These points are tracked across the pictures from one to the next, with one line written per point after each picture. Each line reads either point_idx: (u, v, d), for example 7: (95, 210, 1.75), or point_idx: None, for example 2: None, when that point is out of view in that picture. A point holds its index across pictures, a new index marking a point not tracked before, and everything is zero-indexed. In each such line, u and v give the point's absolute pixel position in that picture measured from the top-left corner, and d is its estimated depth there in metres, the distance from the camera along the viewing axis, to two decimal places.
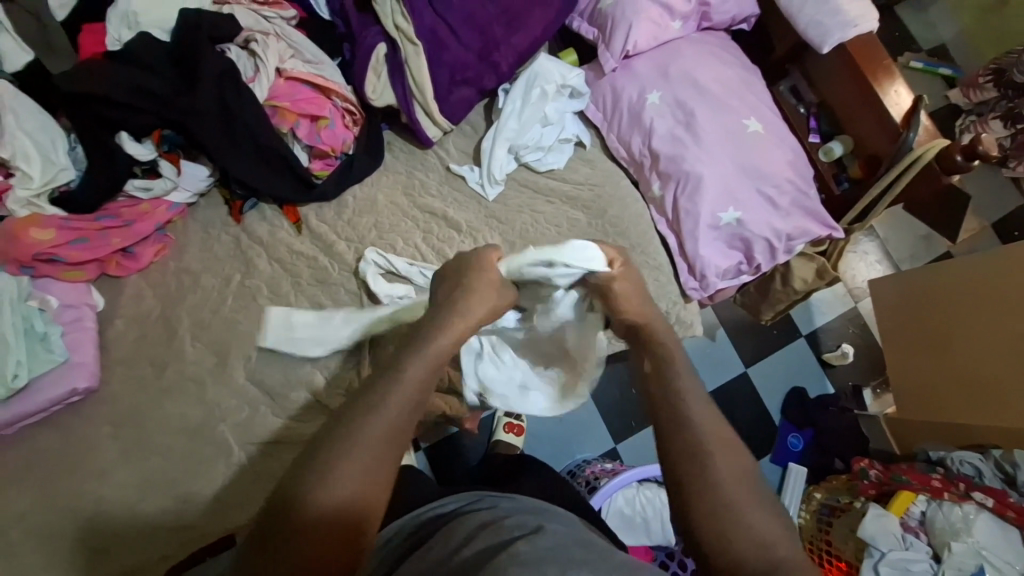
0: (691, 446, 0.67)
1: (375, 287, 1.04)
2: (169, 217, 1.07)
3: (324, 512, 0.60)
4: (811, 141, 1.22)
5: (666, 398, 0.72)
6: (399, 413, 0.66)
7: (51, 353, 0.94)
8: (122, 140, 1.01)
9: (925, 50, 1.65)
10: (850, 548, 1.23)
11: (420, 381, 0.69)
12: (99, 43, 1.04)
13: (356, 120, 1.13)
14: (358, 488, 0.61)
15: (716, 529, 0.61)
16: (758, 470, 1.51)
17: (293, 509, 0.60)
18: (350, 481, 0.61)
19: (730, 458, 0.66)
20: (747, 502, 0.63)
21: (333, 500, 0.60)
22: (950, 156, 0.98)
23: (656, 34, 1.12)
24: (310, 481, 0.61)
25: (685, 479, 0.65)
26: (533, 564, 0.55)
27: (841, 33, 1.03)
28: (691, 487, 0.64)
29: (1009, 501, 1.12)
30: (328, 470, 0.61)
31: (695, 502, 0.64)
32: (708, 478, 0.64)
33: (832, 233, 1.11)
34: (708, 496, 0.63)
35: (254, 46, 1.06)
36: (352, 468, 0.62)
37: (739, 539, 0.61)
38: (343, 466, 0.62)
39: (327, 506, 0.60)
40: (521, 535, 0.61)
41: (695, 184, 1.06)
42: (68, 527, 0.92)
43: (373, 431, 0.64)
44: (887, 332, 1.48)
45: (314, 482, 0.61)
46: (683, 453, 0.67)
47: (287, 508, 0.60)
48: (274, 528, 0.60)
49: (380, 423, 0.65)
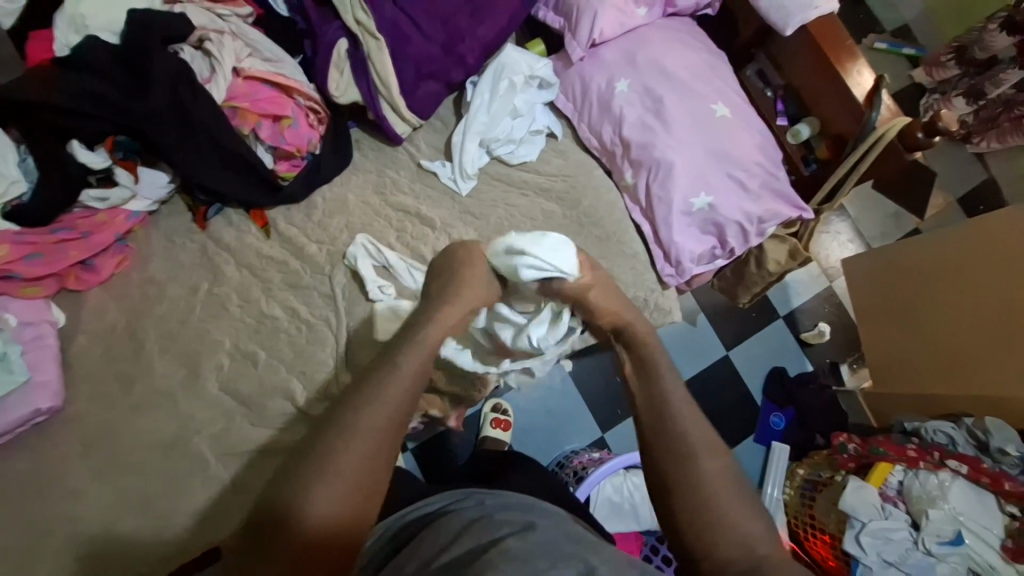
0: (681, 446, 0.68)
1: (364, 277, 1.03)
2: (129, 227, 1.04)
3: (312, 530, 0.59)
4: (780, 124, 1.24)
5: (656, 385, 0.73)
6: (386, 411, 0.66)
7: (11, 373, 0.90)
8: (74, 149, 0.96)
9: (888, 30, 1.67)
10: (833, 521, 1.26)
11: (396, 394, 0.67)
12: (47, 50, 1.00)
13: (320, 118, 1.10)
14: (341, 493, 0.61)
15: (700, 527, 0.63)
16: (742, 451, 1.54)
17: (282, 527, 0.59)
18: (337, 495, 0.61)
19: (710, 452, 0.68)
20: (730, 497, 0.65)
21: (320, 516, 0.60)
22: (912, 134, 1.00)
23: (622, 21, 1.12)
24: (293, 497, 0.60)
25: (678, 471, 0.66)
26: (525, 557, 0.55)
27: (802, 14, 1.03)
28: (686, 477, 0.66)
29: (983, 467, 1.14)
30: (311, 486, 0.60)
31: (688, 500, 0.65)
32: (691, 474, 0.66)
33: (802, 213, 1.12)
34: (691, 494, 0.65)
35: (209, 46, 1.03)
36: (336, 483, 0.61)
37: (726, 517, 0.63)
38: (327, 480, 0.61)
39: (314, 523, 0.59)
40: (516, 530, 0.61)
41: (667, 171, 1.06)
42: (37, 554, 0.89)
43: (357, 434, 0.63)
44: (860, 309, 1.51)
45: (298, 499, 0.60)
46: (671, 454, 0.68)
47: (272, 527, 0.59)
48: (260, 547, 0.59)
49: (356, 434, 0.63)
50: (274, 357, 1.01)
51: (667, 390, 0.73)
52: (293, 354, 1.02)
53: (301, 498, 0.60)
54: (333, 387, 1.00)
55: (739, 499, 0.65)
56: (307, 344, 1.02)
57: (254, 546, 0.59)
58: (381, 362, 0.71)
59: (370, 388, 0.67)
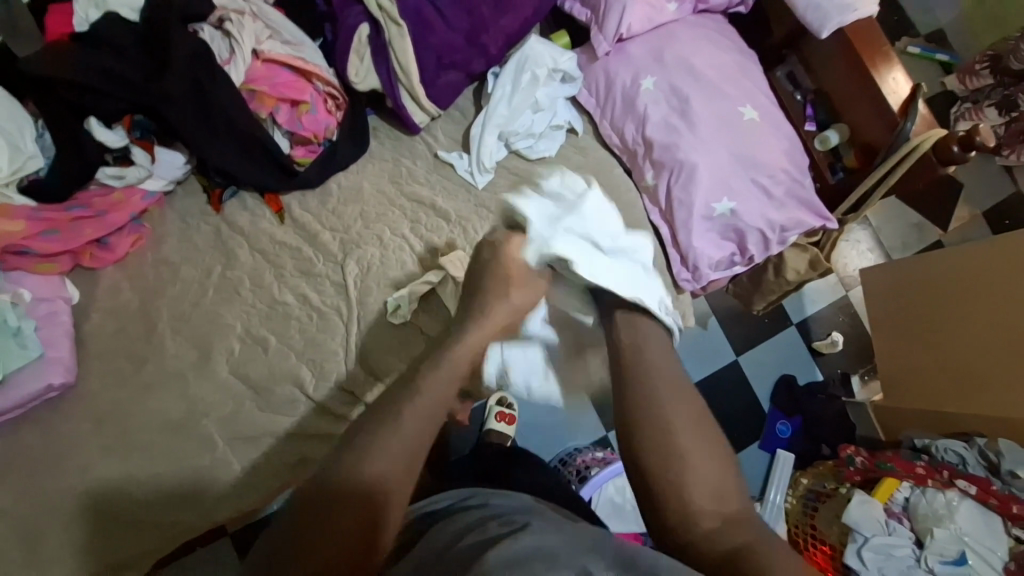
0: (653, 408, 0.70)
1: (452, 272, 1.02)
2: (144, 207, 1.04)
3: (366, 487, 0.61)
4: (807, 129, 1.19)
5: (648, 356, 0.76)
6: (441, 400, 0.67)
7: (24, 350, 0.91)
8: (92, 126, 0.96)
9: (923, 34, 1.61)
10: (835, 533, 1.26)
11: (447, 388, 0.71)
12: (68, 24, 0.98)
13: (338, 104, 1.09)
14: (390, 464, 0.63)
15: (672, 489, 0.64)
16: (746, 458, 1.52)
17: (341, 498, 0.60)
18: (391, 461, 0.63)
19: (676, 407, 0.70)
20: (700, 451, 0.67)
21: (376, 475, 0.62)
22: (946, 146, 0.97)
23: (650, 16, 1.08)
24: (355, 463, 0.62)
25: (660, 451, 0.67)
26: (516, 563, 0.54)
27: (839, 16, 0.99)
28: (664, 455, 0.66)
29: (992, 489, 1.12)
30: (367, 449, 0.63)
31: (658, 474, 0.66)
32: (665, 421, 0.68)
33: (826, 223, 1.09)
34: (660, 458, 0.66)
35: (229, 27, 1.01)
36: (388, 458, 0.63)
37: (705, 495, 0.64)
38: (380, 446, 0.63)
39: (372, 482, 0.61)
40: (508, 534, 0.59)
41: (689, 173, 1.04)
42: (47, 526, 0.90)
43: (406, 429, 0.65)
44: (878, 321, 1.48)
45: (355, 460, 0.62)
46: (645, 411, 0.69)
47: (329, 496, 0.60)
48: (311, 523, 0.59)
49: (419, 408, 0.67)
50: (284, 344, 1.01)
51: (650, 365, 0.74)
52: (303, 342, 1.02)
53: (359, 466, 0.62)
54: (341, 374, 1.01)
55: (714, 459, 0.67)
56: (318, 333, 1.02)
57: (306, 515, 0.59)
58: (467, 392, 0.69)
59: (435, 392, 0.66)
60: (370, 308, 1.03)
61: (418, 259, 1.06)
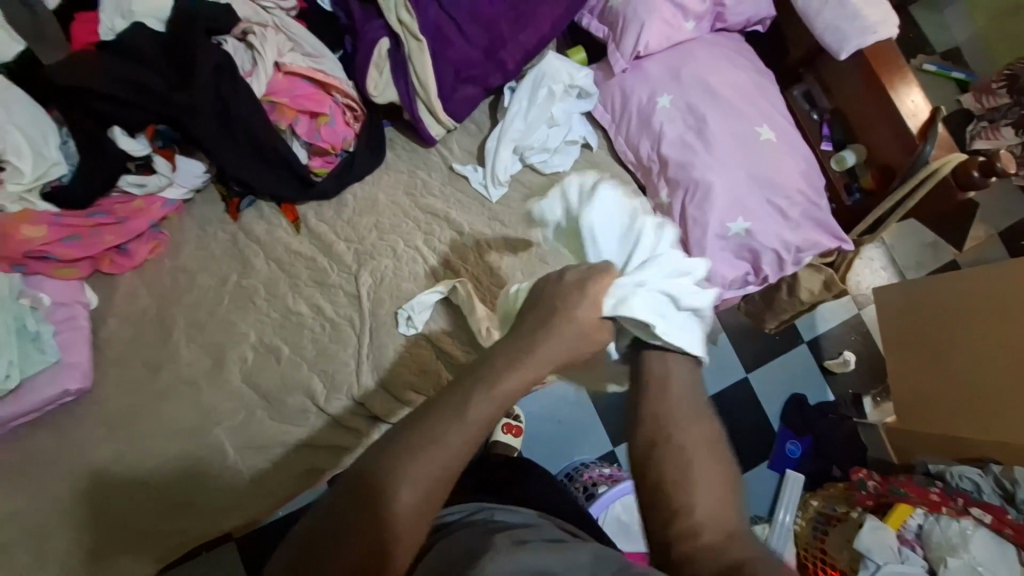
0: (663, 425, 0.67)
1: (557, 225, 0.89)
2: (164, 214, 1.05)
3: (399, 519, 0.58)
4: (824, 149, 1.18)
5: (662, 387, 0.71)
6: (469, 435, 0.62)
7: (43, 353, 0.92)
8: (114, 135, 0.97)
9: (938, 52, 1.60)
10: (845, 558, 1.24)
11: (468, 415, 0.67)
12: (93, 33, 1.01)
13: (357, 116, 1.10)
14: (422, 494, 0.59)
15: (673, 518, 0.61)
16: (755, 477, 1.51)
17: (370, 524, 0.57)
18: (419, 492, 0.59)
19: (684, 429, 0.67)
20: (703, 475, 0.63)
21: (406, 509, 0.58)
22: (967, 171, 0.96)
23: (669, 34, 1.09)
24: (386, 482, 0.59)
25: (658, 471, 0.64)
26: None
27: (859, 39, 1.00)
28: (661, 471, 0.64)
29: (1007, 518, 1.10)
30: (403, 472, 0.59)
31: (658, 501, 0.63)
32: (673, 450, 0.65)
33: (841, 244, 1.08)
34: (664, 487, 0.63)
35: (253, 39, 1.03)
36: (424, 476, 0.60)
37: (711, 522, 0.59)
38: (417, 471, 0.60)
39: (401, 514, 0.58)
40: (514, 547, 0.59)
41: (705, 192, 1.04)
42: (59, 531, 0.91)
43: (439, 457, 0.60)
44: (890, 341, 1.47)
45: (390, 482, 0.59)
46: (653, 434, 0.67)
47: (361, 506, 0.59)
48: (333, 534, 0.57)
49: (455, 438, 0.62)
50: (296, 354, 1.02)
51: (660, 405, 0.69)
52: (315, 352, 1.02)
53: (397, 476, 0.59)
54: (351, 384, 1.01)
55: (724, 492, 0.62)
56: (330, 343, 1.02)
57: (339, 514, 0.59)
58: (497, 386, 0.66)
59: (476, 394, 0.65)
60: (383, 318, 1.04)
61: (431, 271, 1.07)
